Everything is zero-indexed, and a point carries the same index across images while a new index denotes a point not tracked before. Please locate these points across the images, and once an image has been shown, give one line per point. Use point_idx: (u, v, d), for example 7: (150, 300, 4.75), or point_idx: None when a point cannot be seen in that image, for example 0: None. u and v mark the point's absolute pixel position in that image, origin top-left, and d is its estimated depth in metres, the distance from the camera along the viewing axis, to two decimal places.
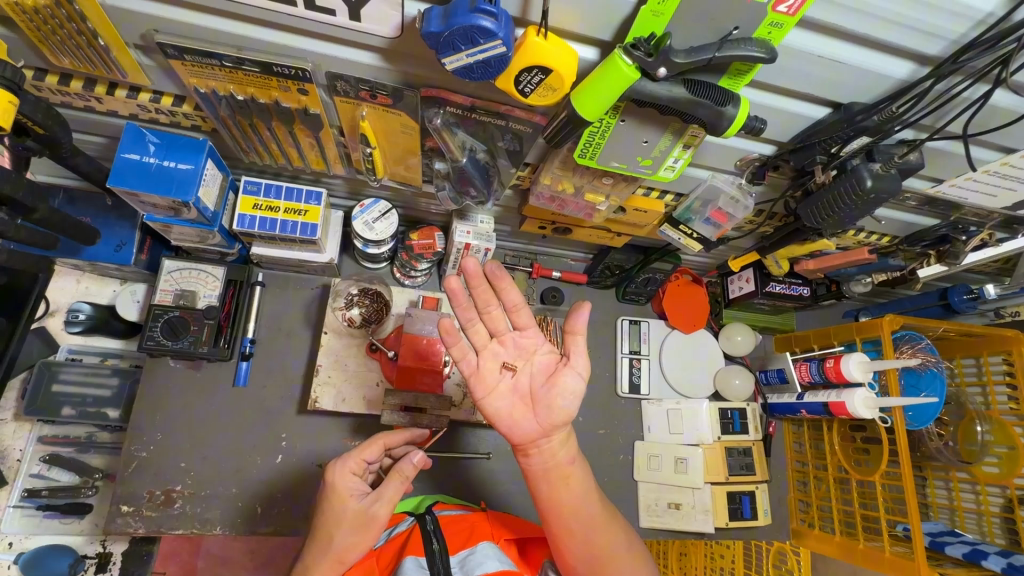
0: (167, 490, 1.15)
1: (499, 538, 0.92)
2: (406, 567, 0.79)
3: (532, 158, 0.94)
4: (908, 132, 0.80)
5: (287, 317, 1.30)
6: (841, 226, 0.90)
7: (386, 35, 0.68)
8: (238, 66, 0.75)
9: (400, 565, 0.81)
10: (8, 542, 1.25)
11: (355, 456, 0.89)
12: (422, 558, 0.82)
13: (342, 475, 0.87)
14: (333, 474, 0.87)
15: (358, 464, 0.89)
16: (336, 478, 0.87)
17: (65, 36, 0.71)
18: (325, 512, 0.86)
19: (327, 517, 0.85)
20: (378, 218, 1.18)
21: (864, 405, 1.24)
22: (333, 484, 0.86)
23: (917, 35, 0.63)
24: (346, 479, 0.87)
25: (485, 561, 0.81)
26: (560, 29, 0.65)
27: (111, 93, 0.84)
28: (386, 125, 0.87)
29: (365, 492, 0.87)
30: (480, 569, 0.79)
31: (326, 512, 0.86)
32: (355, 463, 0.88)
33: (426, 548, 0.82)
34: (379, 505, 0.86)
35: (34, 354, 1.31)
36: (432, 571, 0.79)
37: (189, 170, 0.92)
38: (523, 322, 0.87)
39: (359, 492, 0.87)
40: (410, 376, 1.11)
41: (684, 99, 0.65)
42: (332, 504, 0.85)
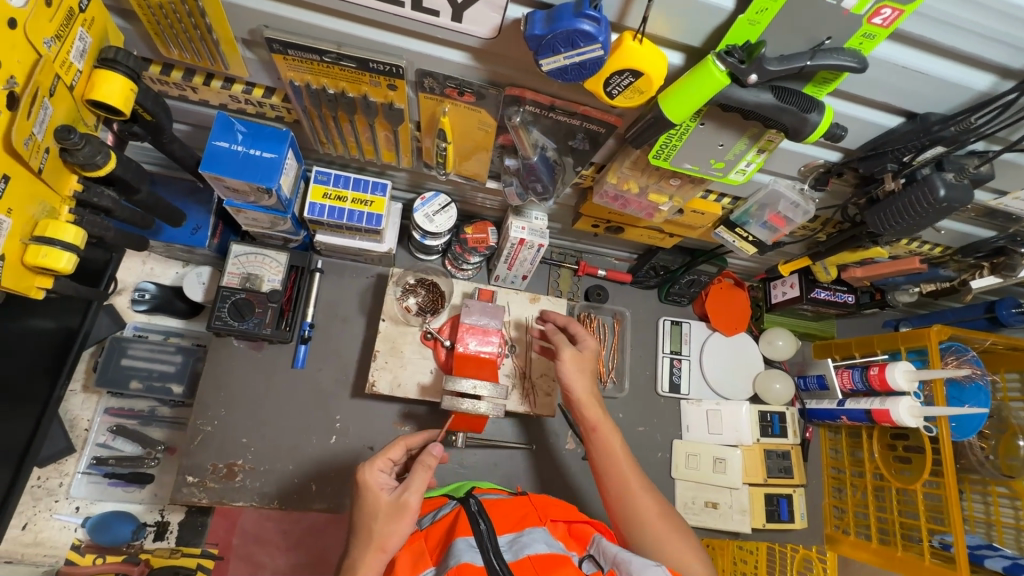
0: (229, 464, 1.21)
1: (546, 519, 0.95)
2: (457, 547, 0.82)
3: (599, 158, 0.98)
4: (980, 144, 0.82)
5: (343, 303, 1.35)
6: (909, 233, 0.90)
7: (483, 36, 0.72)
8: (336, 61, 0.79)
9: (451, 546, 0.83)
10: (75, 506, 1.31)
11: (380, 457, 0.96)
12: (472, 538, 0.85)
13: (371, 472, 0.93)
14: (362, 472, 0.94)
15: (384, 462, 0.96)
16: (366, 474, 0.93)
17: (181, 30, 0.76)
18: (359, 508, 0.91)
19: (362, 511, 0.90)
20: (438, 211, 1.22)
21: (909, 414, 1.26)
22: (363, 481, 0.93)
23: (1004, 49, 0.65)
24: (374, 475, 0.93)
25: (534, 543, 0.85)
26: (653, 35, 0.68)
27: (208, 83, 0.89)
28: (464, 122, 0.91)
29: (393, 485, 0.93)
30: (530, 549, 0.84)
31: (360, 508, 0.91)
32: (382, 461, 0.96)
33: (475, 529, 0.85)
34: (408, 493, 0.90)
35: (104, 330, 1.38)
36: (482, 551, 0.82)
37: (272, 159, 0.97)
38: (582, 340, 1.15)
39: (388, 486, 0.93)
40: (465, 365, 1.14)
41: (771, 104, 0.68)
42: (365, 499, 0.91)
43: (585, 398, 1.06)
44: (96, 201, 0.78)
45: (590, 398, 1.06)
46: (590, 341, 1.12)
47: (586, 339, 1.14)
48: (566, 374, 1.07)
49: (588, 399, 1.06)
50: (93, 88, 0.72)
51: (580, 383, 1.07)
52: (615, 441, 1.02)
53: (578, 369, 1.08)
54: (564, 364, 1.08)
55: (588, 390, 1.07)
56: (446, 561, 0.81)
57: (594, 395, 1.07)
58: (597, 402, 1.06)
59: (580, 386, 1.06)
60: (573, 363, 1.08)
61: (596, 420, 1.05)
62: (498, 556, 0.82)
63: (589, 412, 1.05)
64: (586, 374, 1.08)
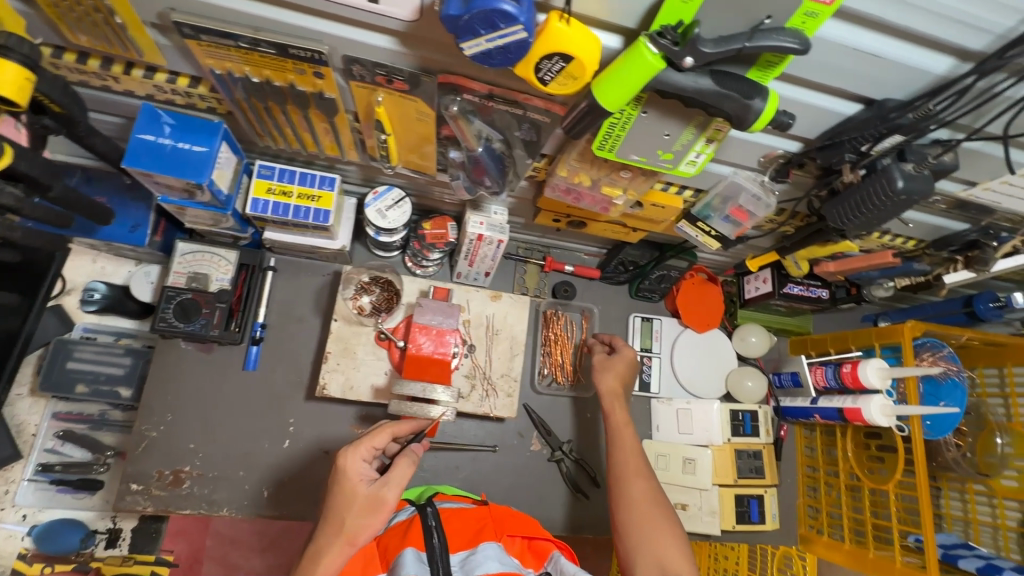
0: (176, 470, 1.16)
1: (502, 533, 0.91)
2: (406, 560, 0.80)
3: (549, 149, 0.92)
4: (943, 132, 0.77)
5: (297, 303, 1.30)
6: (871, 227, 0.85)
7: (404, 18, 0.67)
8: (254, 47, 0.74)
9: (399, 557, 0.81)
10: (22, 514, 1.27)
11: (365, 442, 0.88)
12: (422, 552, 0.82)
13: (354, 460, 0.85)
14: (343, 458, 0.85)
15: (368, 450, 0.88)
16: (348, 462, 0.85)
17: (83, 13, 0.71)
18: (333, 494, 0.84)
19: (337, 500, 0.83)
20: (391, 207, 1.17)
21: (881, 412, 1.22)
22: (343, 467, 0.85)
23: (960, 28, 0.60)
24: (356, 464, 0.85)
25: (487, 562, 0.81)
26: (583, 15, 0.63)
27: (128, 73, 0.84)
28: (402, 112, 0.86)
29: (375, 477, 0.86)
30: (480, 569, 0.80)
31: (333, 494, 0.85)
32: (366, 447, 0.87)
33: (427, 543, 0.83)
34: (387, 488, 0.84)
35: (50, 332, 1.33)
36: (432, 568, 0.80)
37: (203, 153, 0.92)
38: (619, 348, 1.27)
39: (367, 477, 0.86)
40: (418, 367, 1.10)
41: (709, 90, 0.63)
42: (342, 489, 0.83)
43: (610, 391, 1.18)
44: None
45: (615, 392, 1.18)
46: (624, 349, 1.24)
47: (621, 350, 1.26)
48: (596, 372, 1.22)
49: (609, 392, 1.18)
50: None
51: (606, 379, 1.20)
52: (630, 440, 1.11)
53: (607, 370, 1.22)
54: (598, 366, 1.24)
55: (613, 385, 1.19)
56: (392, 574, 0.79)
57: (618, 389, 1.19)
58: (620, 398, 1.18)
59: (606, 380, 1.20)
60: (603, 368, 1.23)
61: (616, 413, 1.15)
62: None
63: (610, 402, 1.17)
64: (617, 371, 1.22)
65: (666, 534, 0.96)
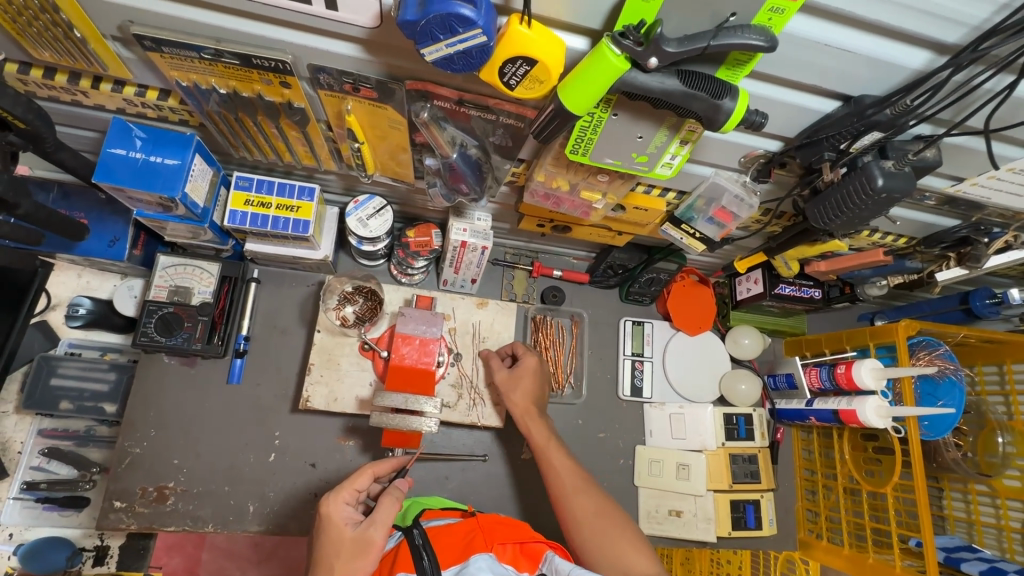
0: (160, 487, 1.15)
1: (493, 541, 0.85)
2: None
3: (525, 154, 0.91)
4: (925, 127, 0.75)
5: (282, 314, 1.29)
6: (854, 226, 0.84)
7: (365, 25, 0.65)
8: (218, 58, 0.73)
9: None
10: (9, 533, 1.26)
11: (345, 487, 0.89)
12: None
13: (336, 504, 0.86)
14: (325, 504, 0.86)
15: (351, 493, 0.88)
16: (330, 507, 0.85)
17: (42, 28, 0.70)
18: (318, 543, 0.83)
19: (324, 546, 0.82)
20: (372, 215, 1.15)
21: (877, 414, 1.18)
22: (326, 513, 0.85)
23: (934, 21, 0.58)
24: (339, 508, 0.85)
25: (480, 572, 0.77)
26: (546, 16, 0.62)
27: (96, 87, 0.83)
28: (374, 120, 0.85)
29: (360, 518, 0.85)
30: None
31: (320, 542, 0.84)
32: (348, 491, 0.88)
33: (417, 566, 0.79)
34: (373, 527, 0.83)
35: (35, 348, 1.32)
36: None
37: (176, 166, 0.91)
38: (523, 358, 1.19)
39: (353, 520, 0.85)
40: (400, 378, 1.08)
41: (677, 91, 0.61)
42: (328, 535, 0.83)
43: (523, 410, 1.13)
44: None
45: (530, 408, 1.13)
46: (527, 361, 1.17)
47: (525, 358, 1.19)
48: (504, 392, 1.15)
49: (523, 412, 1.12)
50: None
51: (516, 397, 1.13)
52: (559, 456, 1.07)
53: (516, 388, 1.14)
54: (503, 384, 1.16)
55: (526, 401, 1.13)
56: None
57: (531, 407, 1.13)
58: (534, 416, 1.12)
59: (516, 399, 1.13)
60: (509, 386, 1.15)
61: (536, 430, 1.11)
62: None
63: (529, 420, 1.12)
64: (524, 383, 1.15)
65: (625, 542, 0.94)
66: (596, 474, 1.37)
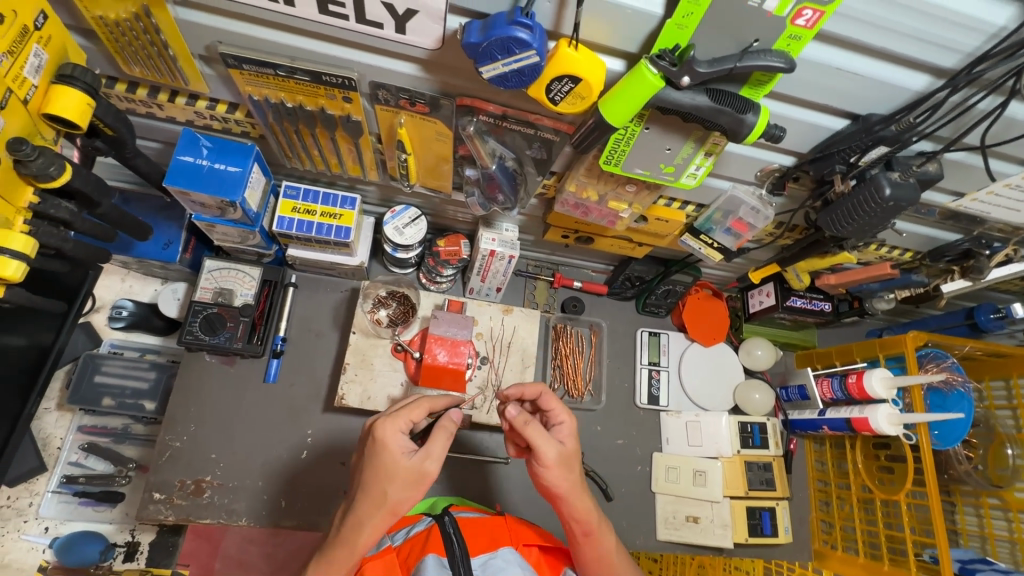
0: (198, 480, 1.20)
1: (519, 542, 0.90)
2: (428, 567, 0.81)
3: (558, 166, 0.99)
4: (925, 144, 0.83)
5: (317, 318, 1.35)
6: (864, 233, 0.91)
7: (427, 47, 0.74)
8: (291, 75, 0.82)
9: (422, 563, 0.82)
10: (44, 526, 1.30)
11: (402, 413, 0.81)
12: (444, 558, 0.83)
13: (391, 431, 0.78)
14: (379, 428, 0.78)
15: (406, 422, 0.81)
16: (386, 433, 0.78)
17: (140, 47, 0.79)
18: (368, 466, 0.78)
19: (376, 469, 0.77)
20: (408, 224, 1.23)
21: (889, 422, 1.22)
22: (380, 439, 0.78)
23: (932, 48, 0.66)
24: (394, 435, 0.78)
25: (508, 567, 0.83)
26: (590, 41, 0.70)
27: (172, 100, 0.92)
28: (422, 133, 0.93)
29: (414, 447, 0.80)
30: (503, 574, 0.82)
31: (369, 467, 0.78)
32: (404, 419, 0.81)
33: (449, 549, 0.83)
34: (427, 460, 0.79)
35: (79, 347, 1.38)
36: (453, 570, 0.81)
37: (237, 173, 0.99)
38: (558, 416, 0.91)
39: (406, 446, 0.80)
40: (434, 375, 1.16)
41: (706, 106, 0.69)
42: (380, 462, 0.77)
43: (569, 489, 0.84)
44: (53, 212, 0.80)
45: (577, 489, 0.85)
46: (566, 420, 0.90)
47: (562, 422, 0.91)
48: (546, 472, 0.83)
49: (573, 493, 0.84)
50: (49, 102, 0.74)
51: (562, 475, 0.83)
52: (608, 539, 0.89)
53: (560, 466, 0.83)
54: (553, 466, 0.83)
55: (570, 479, 0.84)
56: None
57: (581, 483, 0.86)
58: (585, 493, 0.86)
59: (557, 479, 0.83)
60: (556, 465, 0.83)
61: (585, 515, 0.85)
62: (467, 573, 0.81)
63: (577, 504, 0.84)
64: (574, 458, 0.86)
65: None
66: (614, 479, 1.41)
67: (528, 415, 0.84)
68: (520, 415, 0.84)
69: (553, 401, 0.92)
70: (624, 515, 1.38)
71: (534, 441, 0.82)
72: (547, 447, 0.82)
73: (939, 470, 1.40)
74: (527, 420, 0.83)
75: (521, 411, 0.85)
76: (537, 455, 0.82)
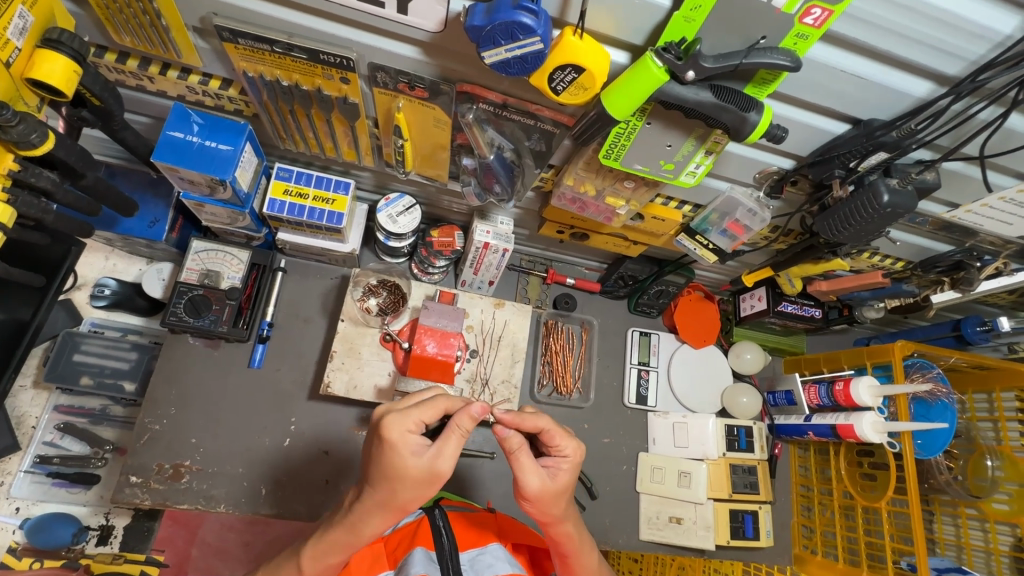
0: (176, 464, 1.17)
1: (507, 541, 0.91)
2: (415, 560, 0.80)
3: (557, 159, 0.98)
4: (924, 153, 0.84)
5: (305, 304, 1.33)
6: (859, 240, 0.91)
7: (429, 29, 0.73)
8: (288, 52, 0.79)
9: (409, 556, 0.82)
10: (15, 507, 1.27)
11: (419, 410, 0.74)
12: (432, 552, 0.83)
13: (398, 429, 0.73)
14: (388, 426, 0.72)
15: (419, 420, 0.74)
16: (392, 435, 0.71)
17: (131, 15, 0.77)
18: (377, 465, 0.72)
19: (386, 468, 0.72)
20: (402, 213, 1.20)
21: (873, 429, 1.23)
22: (387, 425, 0.72)
23: (938, 54, 0.66)
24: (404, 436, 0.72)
25: (497, 563, 0.83)
26: (596, 31, 0.69)
27: (164, 73, 0.89)
28: (420, 118, 0.91)
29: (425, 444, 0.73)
30: (491, 570, 0.82)
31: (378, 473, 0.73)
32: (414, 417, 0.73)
33: (437, 543, 0.83)
34: (432, 459, 0.72)
35: (59, 325, 1.34)
36: (442, 567, 0.81)
37: (229, 151, 0.96)
38: (558, 443, 0.83)
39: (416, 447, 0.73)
40: (423, 366, 1.13)
41: (709, 102, 0.68)
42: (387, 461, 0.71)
43: (551, 519, 0.82)
44: (33, 181, 0.77)
45: (560, 520, 0.83)
46: (571, 447, 0.83)
47: (566, 456, 0.83)
48: (527, 504, 0.81)
49: (553, 523, 0.83)
50: (33, 67, 0.71)
51: (547, 509, 0.81)
52: (591, 556, 0.90)
53: (539, 501, 0.80)
54: (537, 498, 0.80)
55: (554, 512, 0.82)
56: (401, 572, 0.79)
57: (564, 518, 0.84)
58: (564, 524, 0.84)
59: (541, 510, 0.81)
60: (542, 498, 0.80)
61: (568, 539, 0.85)
62: (457, 572, 0.81)
63: (558, 530, 0.84)
64: (563, 495, 0.81)
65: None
66: (598, 478, 1.40)
67: (520, 440, 0.79)
68: (513, 438, 0.78)
69: (559, 437, 0.83)
70: (608, 513, 1.38)
71: (521, 470, 0.79)
72: (531, 480, 0.79)
73: (918, 479, 1.39)
74: (519, 447, 0.78)
75: (515, 434, 0.79)
76: (522, 487, 0.79)
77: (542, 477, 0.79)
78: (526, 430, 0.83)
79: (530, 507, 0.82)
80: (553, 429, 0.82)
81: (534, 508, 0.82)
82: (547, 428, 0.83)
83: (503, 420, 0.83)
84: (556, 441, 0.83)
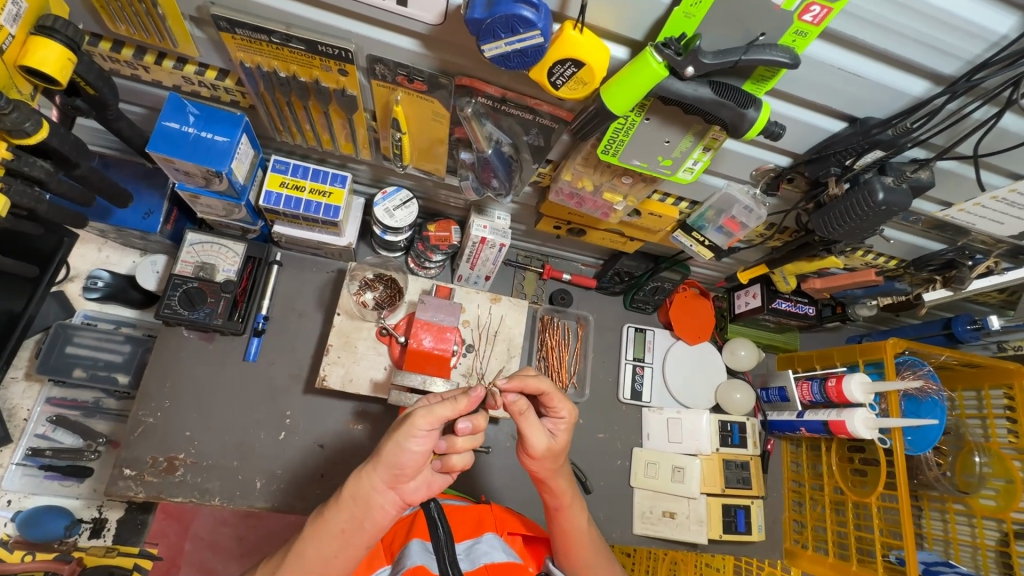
0: (171, 457, 1.17)
1: (503, 530, 0.91)
2: (411, 550, 0.80)
3: (555, 154, 0.98)
4: (918, 151, 0.85)
5: (301, 298, 1.33)
6: (853, 237, 0.92)
7: (429, 21, 0.72)
8: (285, 43, 0.79)
9: (405, 548, 0.82)
10: (7, 499, 1.26)
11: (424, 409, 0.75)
12: (427, 542, 0.83)
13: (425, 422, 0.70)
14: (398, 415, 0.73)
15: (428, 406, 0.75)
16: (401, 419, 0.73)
17: (127, 4, 0.76)
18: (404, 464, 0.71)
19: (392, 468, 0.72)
20: (399, 207, 1.20)
21: (865, 425, 1.24)
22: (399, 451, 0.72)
23: (934, 53, 0.66)
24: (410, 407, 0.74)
25: (493, 551, 0.84)
26: (595, 26, 0.69)
27: (159, 63, 0.88)
28: (418, 111, 0.91)
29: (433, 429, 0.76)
30: (486, 558, 0.82)
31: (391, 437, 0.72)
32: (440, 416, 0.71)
33: (432, 534, 0.83)
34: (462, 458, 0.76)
35: (51, 317, 1.33)
36: (437, 558, 0.81)
37: (225, 143, 0.95)
38: (557, 403, 0.83)
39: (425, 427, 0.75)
40: (418, 360, 1.13)
41: (708, 99, 0.69)
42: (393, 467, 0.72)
43: (548, 474, 0.84)
44: (27, 170, 0.76)
45: (557, 474, 0.84)
46: (565, 404, 0.83)
47: (563, 417, 0.84)
48: (530, 459, 0.82)
49: (550, 474, 0.84)
50: (27, 54, 0.70)
51: (548, 464, 0.83)
52: (580, 516, 0.90)
53: (541, 459, 0.82)
54: (542, 456, 0.81)
55: (554, 468, 0.83)
56: (398, 563, 0.80)
57: (561, 469, 0.85)
58: (560, 474, 0.85)
59: (540, 467, 0.83)
60: (546, 456, 0.81)
61: (561, 493, 0.87)
62: (453, 564, 0.79)
63: (555, 484, 0.85)
64: (562, 450, 0.84)
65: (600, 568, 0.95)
66: (593, 472, 1.41)
67: (526, 404, 0.79)
68: (519, 402, 0.78)
69: (558, 399, 0.83)
70: (602, 507, 1.39)
71: (528, 429, 0.79)
72: (538, 438, 0.80)
73: (908, 475, 1.40)
74: (525, 410, 0.79)
75: (522, 398, 0.78)
76: (529, 445, 0.80)
77: (546, 437, 0.80)
78: (528, 392, 0.82)
79: (535, 466, 0.83)
80: (552, 394, 0.82)
81: (534, 464, 0.83)
82: (545, 392, 0.83)
83: (507, 385, 0.81)
84: (555, 403, 0.83)
